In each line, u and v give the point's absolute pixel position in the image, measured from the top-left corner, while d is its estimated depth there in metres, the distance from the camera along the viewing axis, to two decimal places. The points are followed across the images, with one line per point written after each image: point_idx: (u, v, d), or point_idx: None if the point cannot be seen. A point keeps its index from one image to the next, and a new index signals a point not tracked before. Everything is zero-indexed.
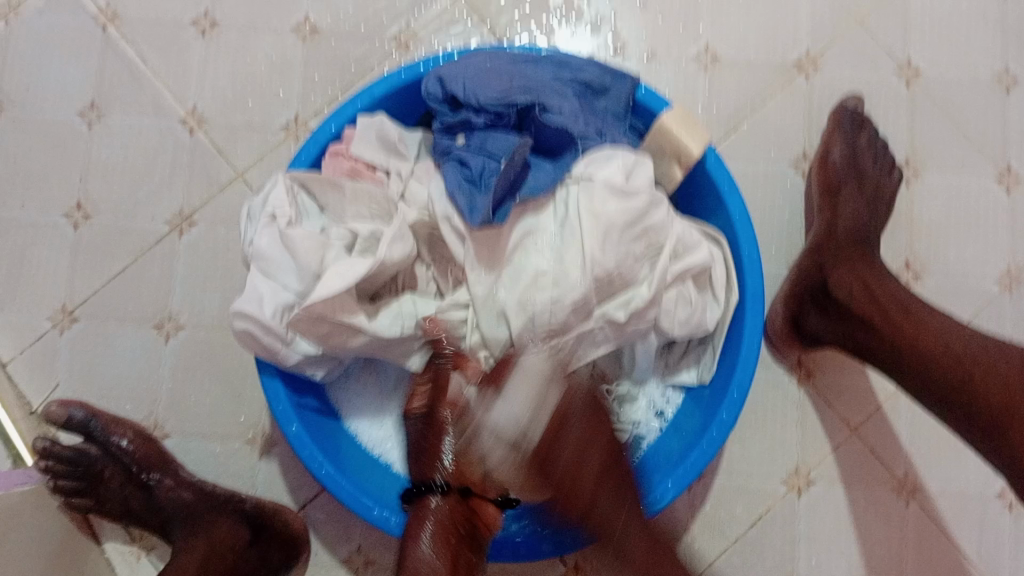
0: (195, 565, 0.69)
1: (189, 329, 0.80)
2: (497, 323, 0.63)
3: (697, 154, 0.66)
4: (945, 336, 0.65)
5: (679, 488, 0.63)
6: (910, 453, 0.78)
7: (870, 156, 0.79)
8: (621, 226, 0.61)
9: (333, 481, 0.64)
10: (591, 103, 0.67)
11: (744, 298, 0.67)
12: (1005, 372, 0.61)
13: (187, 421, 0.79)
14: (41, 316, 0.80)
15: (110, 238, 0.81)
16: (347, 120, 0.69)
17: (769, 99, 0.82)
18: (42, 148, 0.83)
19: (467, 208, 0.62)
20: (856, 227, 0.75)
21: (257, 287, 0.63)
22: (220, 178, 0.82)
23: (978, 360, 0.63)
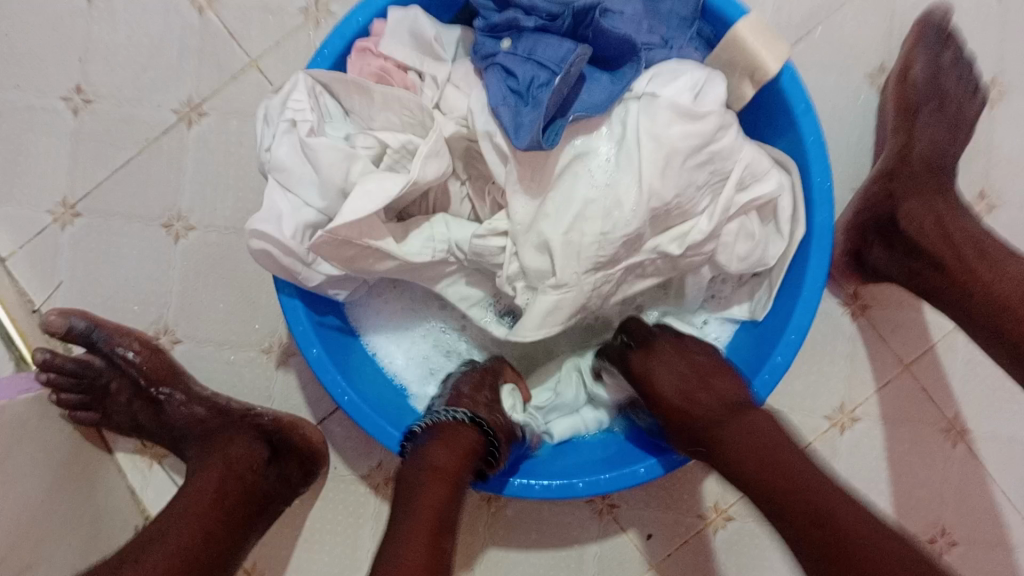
0: (213, 486, 0.63)
1: (202, 230, 0.74)
2: (537, 259, 0.57)
3: (772, 72, 0.59)
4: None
5: None
6: (957, 395, 0.74)
7: (954, 74, 0.71)
8: (686, 155, 0.55)
9: (356, 409, 0.61)
10: (656, 5, 0.59)
11: (810, 233, 0.61)
12: None
13: (197, 330, 0.75)
14: (43, 210, 0.75)
15: (116, 128, 0.75)
16: (376, 13, 0.61)
17: (847, 2, 0.74)
18: (36, 24, 0.75)
19: (510, 128, 0.54)
20: (932, 155, 0.68)
21: (276, 203, 0.57)
22: (233, 65, 0.74)
23: None
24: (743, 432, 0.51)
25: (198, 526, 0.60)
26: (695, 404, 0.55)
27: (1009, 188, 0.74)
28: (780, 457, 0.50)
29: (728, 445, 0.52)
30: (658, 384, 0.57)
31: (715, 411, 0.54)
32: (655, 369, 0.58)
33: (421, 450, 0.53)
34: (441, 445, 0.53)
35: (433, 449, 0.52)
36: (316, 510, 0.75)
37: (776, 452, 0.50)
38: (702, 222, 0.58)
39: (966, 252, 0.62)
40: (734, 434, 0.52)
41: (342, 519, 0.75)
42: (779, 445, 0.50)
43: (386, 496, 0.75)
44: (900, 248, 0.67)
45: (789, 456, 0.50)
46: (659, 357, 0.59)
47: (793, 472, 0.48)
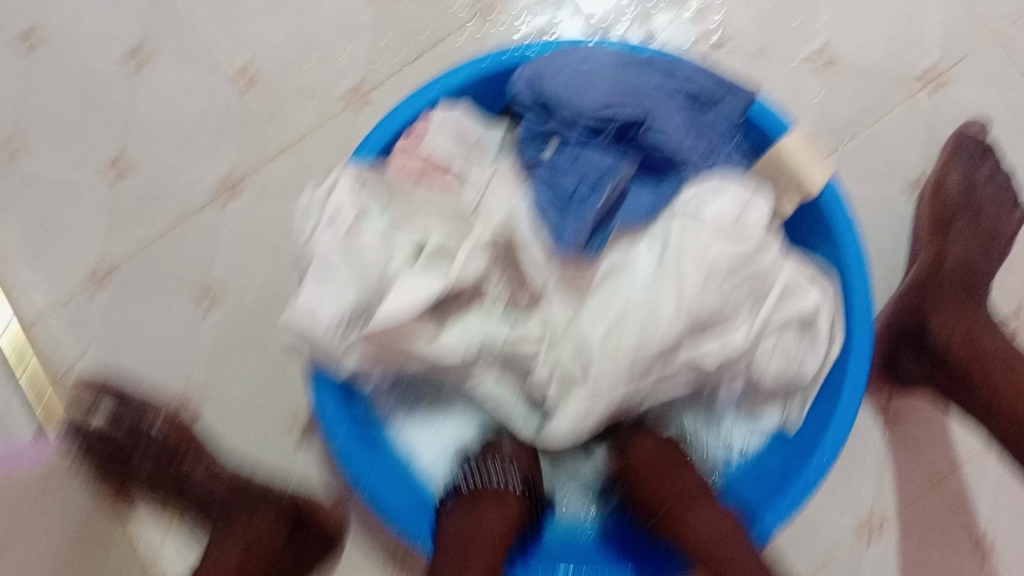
0: (236, 555, 0.65)
1: (235, 304, 0.75)
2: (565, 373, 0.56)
3: (815, 188, 0.59)
4: None
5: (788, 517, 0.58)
6: (986, 511, 0.73)
7: (990, 188, 0.71)
8: (730, 272, 0.55)
9: (382, 500, 0.61)
10: (702, 111, 0.60)
11: (847, 349, 0.61)
12: None
13: (223, 401, 0.75)
14: (78, 275, 0.75)
15: (156, 196, 0.75)
16: (424, 105, 0.63)
17: (889, 110, 0.74)
18: (83, 91, 0.76)
19: (555, 230, 0.58)
20: (966, 268, 0.68)
21: (314, 292, 0.57)
22: (276, 140, 0.75)
23: None
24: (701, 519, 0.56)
25: None
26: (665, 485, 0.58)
27: None
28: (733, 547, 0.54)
29: (692, 526, 0.56)
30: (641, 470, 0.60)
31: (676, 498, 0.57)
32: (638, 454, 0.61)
33: (458, 513, 0.59)
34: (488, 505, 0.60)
35: (479, 515, 0.59)
36: None
37: (719, 541, 0.54)
38: (739, 333, 0.57)
39: (997, 372, 0.62)
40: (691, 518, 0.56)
41: None
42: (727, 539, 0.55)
43: None
44: (927, 359, 0.67)
45: (741, 551, 0.54)
46: (654, 446, 0.61)
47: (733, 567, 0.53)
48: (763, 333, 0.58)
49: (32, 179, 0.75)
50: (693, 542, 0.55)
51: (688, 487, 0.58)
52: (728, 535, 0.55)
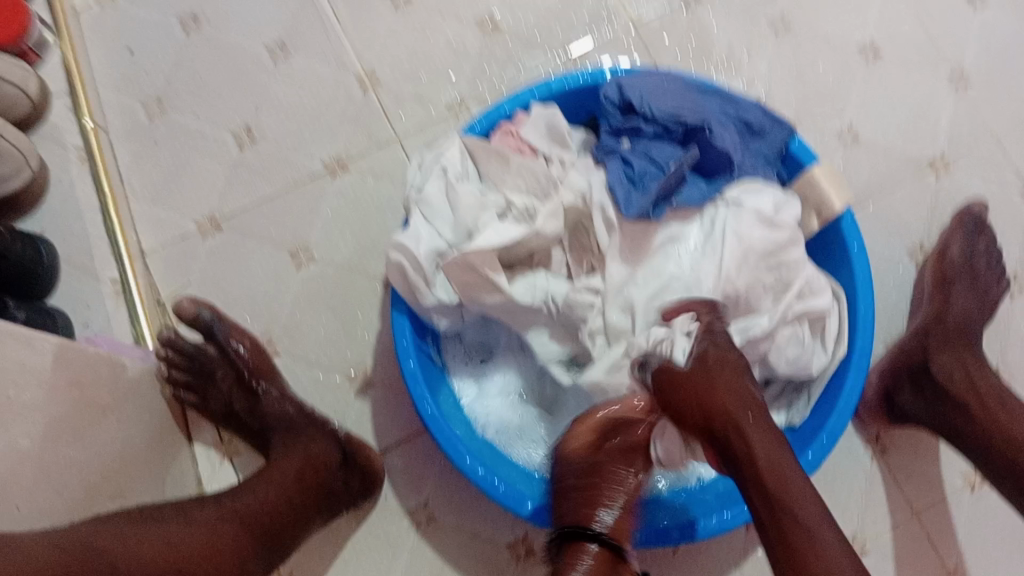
0: (295, 468, 0.73)
1: (321, 263, 0.86)
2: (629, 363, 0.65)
3: (837, 211, 0.72)
4: None
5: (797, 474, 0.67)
6: (962, 543, 0.81)
7: (987, 259, 0.81)
8: (762, 258, 0.67)
9: (435, 420, 0.68)
10: (751, 138, 0.73)
11: (852, 352, 0.70)
12: None
13: (296, 347, 0.84)
14: (190, 221, 0.87)
15: (270, 165, 0.88)
16: (521, 105, 0.76)
17: (900, 186, 0.87)
18: (228, 73, 0.90)
19: (624, 202, 0.68)
20: (964, 320, 0.77)
21: (417, 228, 0.69)
22: (383, 134, 0.89)
23: None
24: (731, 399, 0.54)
25: (280, 493, 0.71)
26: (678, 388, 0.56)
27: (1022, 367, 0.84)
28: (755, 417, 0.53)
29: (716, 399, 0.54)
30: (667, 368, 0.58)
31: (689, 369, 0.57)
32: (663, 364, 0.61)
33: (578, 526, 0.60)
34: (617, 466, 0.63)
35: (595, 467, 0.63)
36: (360, 532, 0.81)
37: (778, 467, 0.51)
38: (763, 317, 0.68)
39: (990, 400, 0.70)
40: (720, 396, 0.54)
41: (381, 547, 0.80)
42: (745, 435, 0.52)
43: (427, 531, 0.80)
44: (928, 394, 0.74)
45: (764, 408, 0.53)
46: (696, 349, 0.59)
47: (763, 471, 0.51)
48: (785, 318, 0.68)
49: (175, 131, 0.89)
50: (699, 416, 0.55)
51: (714, 371, 0.55)
52: (737, 420, 0.52)
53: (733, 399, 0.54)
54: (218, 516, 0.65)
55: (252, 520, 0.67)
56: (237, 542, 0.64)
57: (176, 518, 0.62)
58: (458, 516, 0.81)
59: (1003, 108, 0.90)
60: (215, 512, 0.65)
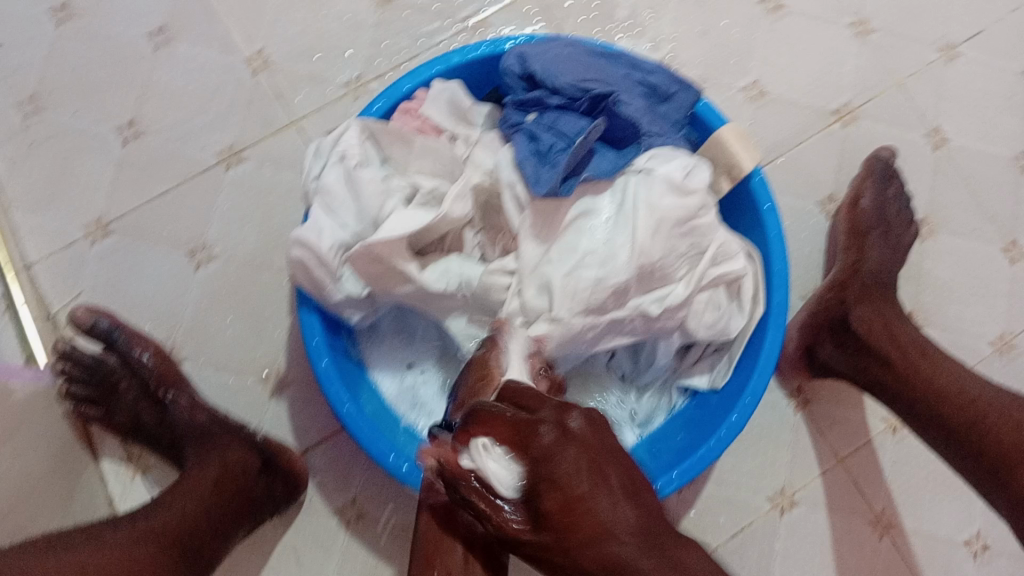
0: (211, 476, 0.69)
1: (222, 260, 0.81)
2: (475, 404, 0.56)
3: (747, 170, 0.71)
4: (961, 388, 0.67)
5: (724, 443, 0.66)
6: (890, 488, 0.82)
7: (897, 207, 0.81)
8: (674, 224, 0.65)
9: (354, 420, 0.65)
10: (658, 103, 0.71)
11: (769, 312, 0.70)
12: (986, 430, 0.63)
13: (203, 351, 0.80)
14: (76, 225, 0.81)
15: (160, 160, 0.83)
16: (421, 83, 0.72)
17: (809, 137, 0.87)
18: (105, 63, 0.84)
19: (532, 178, 0.66)
20: (879, 269, 0.78)
21: (319, 219, 0.65)
22: (278, 119, 0.84)
23: (994, 409, 0.64)
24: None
25: (199, 506, 0.66)
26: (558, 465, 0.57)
27: (938, 310, 0.85)
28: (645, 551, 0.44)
29: None
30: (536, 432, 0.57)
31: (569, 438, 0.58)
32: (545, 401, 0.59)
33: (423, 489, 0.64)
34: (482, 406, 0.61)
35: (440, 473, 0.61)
36: (286, 536, 0.77)
37: None
38: (680, 287, 0.66)
39: (910, 353, 0.71)
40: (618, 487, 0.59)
41: (310, 550, 0.77)
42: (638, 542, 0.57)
43: (356, 529, 0.77)
44: (850, 348, 0.74)
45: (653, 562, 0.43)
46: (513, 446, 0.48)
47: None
48: (700, 283, 0.67)
49: (52, 131, 0.83)
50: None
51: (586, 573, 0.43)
52: None
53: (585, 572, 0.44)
54: (131, 537, 0.59)
55: (167, 538, 0.62)
56: (155, 564, 0.59)
57: (85, 543, 0.56)
58: (387, 509, 0.78)
59: (905, 54, 0.90)
60: (126, 533, 0.59)
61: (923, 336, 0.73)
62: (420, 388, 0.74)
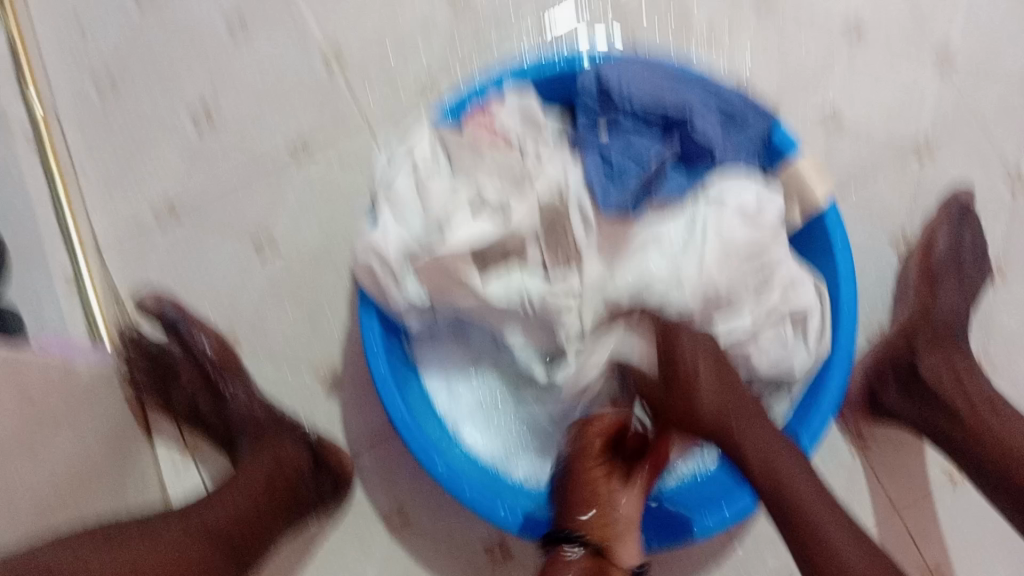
0: (266, 470, 0.69)
1: (286, 255, 0.82)
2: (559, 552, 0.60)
3: (819, 203, 0.69)
4: None
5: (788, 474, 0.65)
6: (944, 536, 0.80)
7: (970, 251, 0.79)
8: (747, 259, 0.65)
9: (407, 433, 0.65)
10: (735, 126, 0.70)
11: (831, 354, 0.68)
12: None
13: (261, 345, 0.81)
14: (149, 212, 0.83)
15: (232, 151, 0.84)
16: (496, 89, 0.71)
17: (884, 170, 0.85)
18: (180, 47, 0.85)
19: (602, 199, 0.68)
20: (949, 318, 0.76)
21: (388, 226, 0.65)
22: (348, 118, 0.84)
23: None
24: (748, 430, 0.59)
25: (251, 498, 0.67)
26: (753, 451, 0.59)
27: (1005, 361, 0.83)
28: (770, 442, 0.59)
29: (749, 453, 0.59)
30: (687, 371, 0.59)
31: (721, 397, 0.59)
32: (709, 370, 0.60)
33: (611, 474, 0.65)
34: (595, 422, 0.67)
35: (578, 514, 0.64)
36: (331, 533, 0.78)
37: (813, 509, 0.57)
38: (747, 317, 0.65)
39: (978, 405, 0.69)
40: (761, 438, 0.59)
41: (353, 551, 0.78)
42: (786, 475, 0.58)
43: (401, 532, 0.78)
44: (917, 397, 0.73)
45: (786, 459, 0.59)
46: (698, 351, 0.60)
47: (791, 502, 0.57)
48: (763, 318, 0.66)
49: (129, 116, 0.84)
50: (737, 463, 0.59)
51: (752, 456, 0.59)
52: (783, 478, 0.58)
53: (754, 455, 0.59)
54: (186, 534, 0.60)
55: (221, 536, 0.62)
56: (207, 562, 0.60)
57: (141, 542, 0.57)
58: (432, 514, 0.78)
59: (992, 90, 0.87)
60: (180, 529, 0.60)
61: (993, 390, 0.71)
62: (463, 394, 0.74)
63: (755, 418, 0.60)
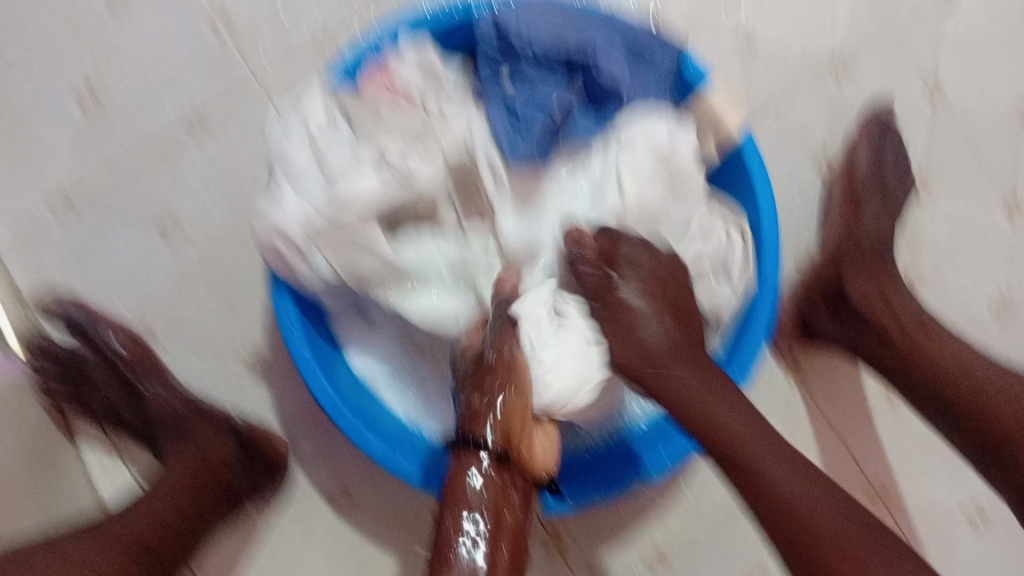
0: (187, 474, 0.67)
1: (194, 238, 0.78)
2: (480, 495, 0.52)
3: (732, 133, 0.69)
4: (964, 368, 0.65)
5: None
6: (886, 455, 0.80)
7: (894, 169, 0.78)
8: (660, 213, 0.64)
9: (338, 411, 0.63)
10: (642, 62, 0.68)
11: (759, 285, 0.67)
12: (989, 413, 0.62)
13: (180, 332, 0.78)
14: (42, 205, 0.79)
15: (125, 133, 0.79)
16: (389, 42, 0.68)
17: (803, 93, 0.84)
18: (53, 28, 0.79)
19: (507, 143, 0.67)
20: (877, 236, 0.75)
21: (285, 197, 0.61)
22: (246, 88, 0.80)
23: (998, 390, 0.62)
24: (760, 448, 0.54)
25: (171, 505, 0.64)
26: (631, 351, 0.58)
27: (931, 272, 0.83)
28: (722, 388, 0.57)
29: (672, 380, 0.57)
30: (648, 351, 0.57)
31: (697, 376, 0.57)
32: (638, 329, 0.58)
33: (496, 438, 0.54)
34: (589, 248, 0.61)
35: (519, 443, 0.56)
36: (273, 518, 0.76)
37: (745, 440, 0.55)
38: None
39: (913, 329, 0.69)
40: (720, 416, 0.55)
41: (296, 531, 0.76)
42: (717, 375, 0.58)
43: (344, 511, 0.76)
44: (844, 317, 0.73)
45: (720, 410, 0.56)
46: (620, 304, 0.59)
47: (770, 496, 0.53)
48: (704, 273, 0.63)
49: (7, 105, 0.79)
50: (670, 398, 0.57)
51: (681, 387, 0.56)
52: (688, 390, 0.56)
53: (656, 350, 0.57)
54: (95, 545, 0.57)
55: (134, 543, 0.59)
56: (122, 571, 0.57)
57: (49, 558, 0.54)
58: (375, 491, 0.76)
59: (902, 3, 0.85)
60: (90, 542, 0.57)
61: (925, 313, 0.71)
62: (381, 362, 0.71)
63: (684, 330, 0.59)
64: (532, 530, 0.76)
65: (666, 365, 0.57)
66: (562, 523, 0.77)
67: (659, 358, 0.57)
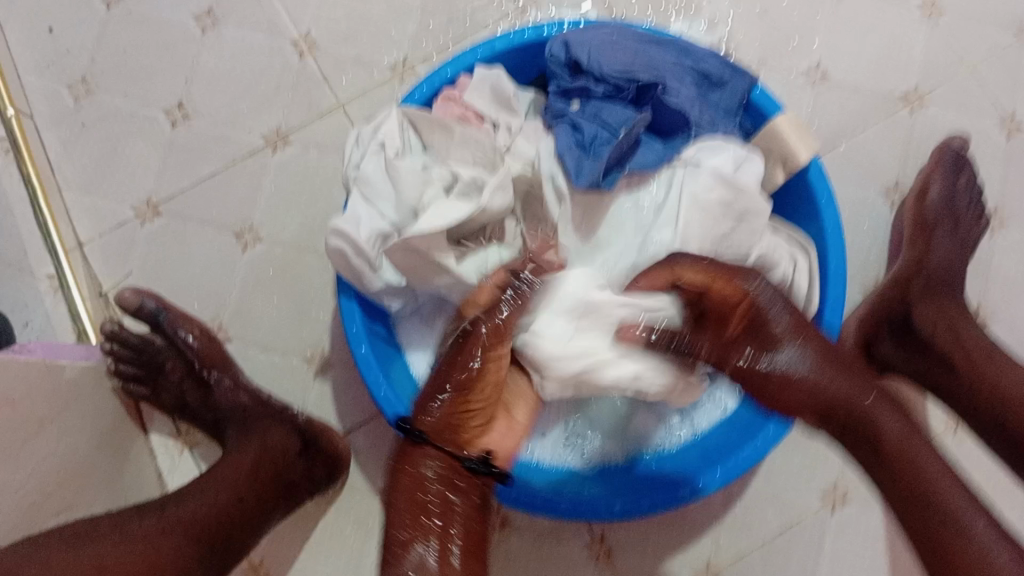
0: (249, 461, 0.69)
1: (266, 243, 0.81)
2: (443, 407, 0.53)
3: (803, 162, 0.68)
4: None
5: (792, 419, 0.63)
6: None
7: (965, 198, 0.77)
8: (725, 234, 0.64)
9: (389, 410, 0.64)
10: (711, 91, 0.69)
11: (821, 307, 0.67)
12: None
13: (248, 333, 0.80)
14: (128, 206, 0.82)
15: (208, 141, 0.83)
16: (464, 68, 0.71)
17: (873, 121, 0.83)
18: (152, 45, 0.85)
19: (572, 170, 0.65)
20: (945, 268, 0.74)
21: (357, 210, 0.64)
22: (323, 101, 0.83)
23: None
24: (933, 473, 0.48)
25: (232, 490, 0.66)
26: (799, 396, 0.49)
27: (1003, 309, 0.81)
28: (853, 376, 0.50)
29: (838, 392, 0.49)
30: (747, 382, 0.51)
31: (848, 383, 0.49)
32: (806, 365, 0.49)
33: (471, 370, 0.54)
34: (740, 283, 0.52)
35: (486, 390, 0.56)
36: (328, 517, 0.78)
37: (899, 443, 0.48)
38: None
39: (976, 355, 0.67)
40: (921, 460, 0.48)
41: (350, 531, 0.78)
42: (851, 408, 0.48)
43: None
44: (911, 348, 0.72)
45: (898, 426, 0.49)
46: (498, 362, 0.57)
47: (978, 560, 0.46)
48: None
49: (103, 112, 0.84)
50: (790, 393, 0.49)
51: (839, 394, 0.49)
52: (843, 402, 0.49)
53: (796, 395, 0.49)
54: (158, 528, 0.60)
55: (197, 528, 0.62)
56: (182, 554, 0.59)
57: (111, 538, 0.57)
58: None
59: (980, 35, 0.85)
60: (154, 524, 0.60)
61: (993, 341, 0.69)
62: None
63: (849, 370, 0.50)
64: (581, 547, 0.76)
65: (832, 404, 0.49)
66: (611, 538, 0.76)
67: (782, 391, 0.49)
